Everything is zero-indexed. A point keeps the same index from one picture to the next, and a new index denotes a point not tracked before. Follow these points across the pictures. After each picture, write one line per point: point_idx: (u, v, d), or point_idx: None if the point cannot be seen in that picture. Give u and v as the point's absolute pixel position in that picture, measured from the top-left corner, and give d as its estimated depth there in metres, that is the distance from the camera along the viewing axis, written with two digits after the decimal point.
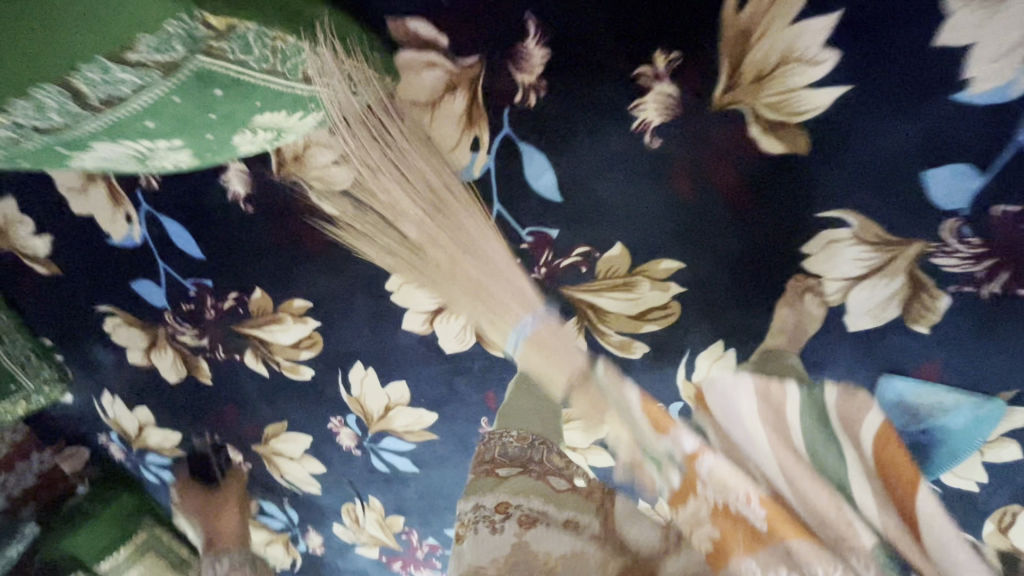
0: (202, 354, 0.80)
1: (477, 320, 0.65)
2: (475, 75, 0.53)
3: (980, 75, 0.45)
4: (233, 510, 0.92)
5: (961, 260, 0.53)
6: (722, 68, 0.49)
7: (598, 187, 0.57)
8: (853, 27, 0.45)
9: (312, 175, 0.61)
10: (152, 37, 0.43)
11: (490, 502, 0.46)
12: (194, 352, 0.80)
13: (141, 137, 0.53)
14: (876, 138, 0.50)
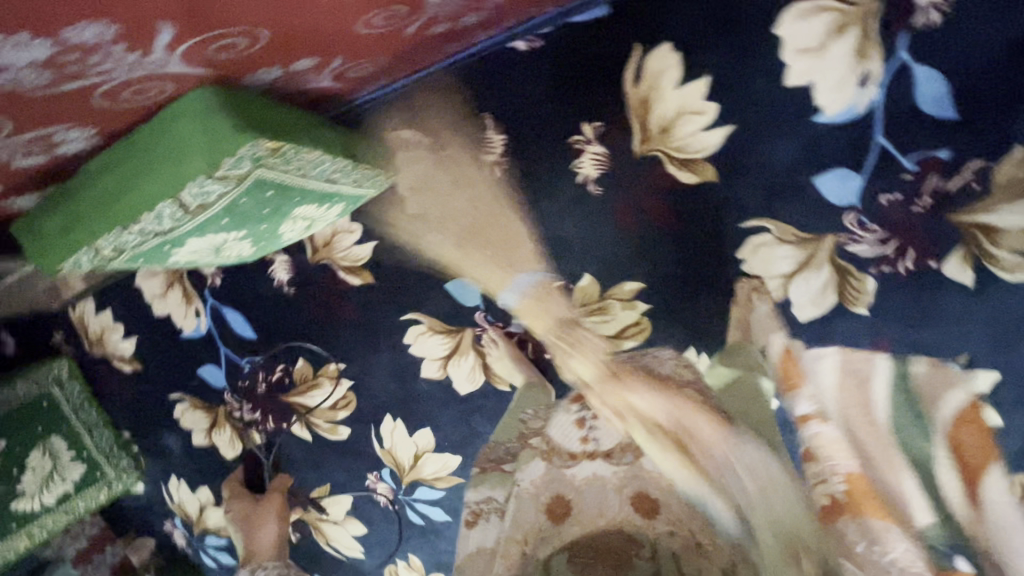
0: (253, 427, 0.90)
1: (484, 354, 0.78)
2: (453, 161, 0.70)
3: (828, 103, 0.60)
4: (273, 521, 0.86)
5: (870, 245, 0.64)
6: (635, 127, 0.64)
7: (562, 230, 0.70)
8: (722, 84, 0.61)
9: (339, 255, 0.79)
10: (229, 160, 0.46)
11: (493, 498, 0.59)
12: (247, 426, 0.91)
13: (216, 231, 0.54)
14: (768, 158, 0.63)
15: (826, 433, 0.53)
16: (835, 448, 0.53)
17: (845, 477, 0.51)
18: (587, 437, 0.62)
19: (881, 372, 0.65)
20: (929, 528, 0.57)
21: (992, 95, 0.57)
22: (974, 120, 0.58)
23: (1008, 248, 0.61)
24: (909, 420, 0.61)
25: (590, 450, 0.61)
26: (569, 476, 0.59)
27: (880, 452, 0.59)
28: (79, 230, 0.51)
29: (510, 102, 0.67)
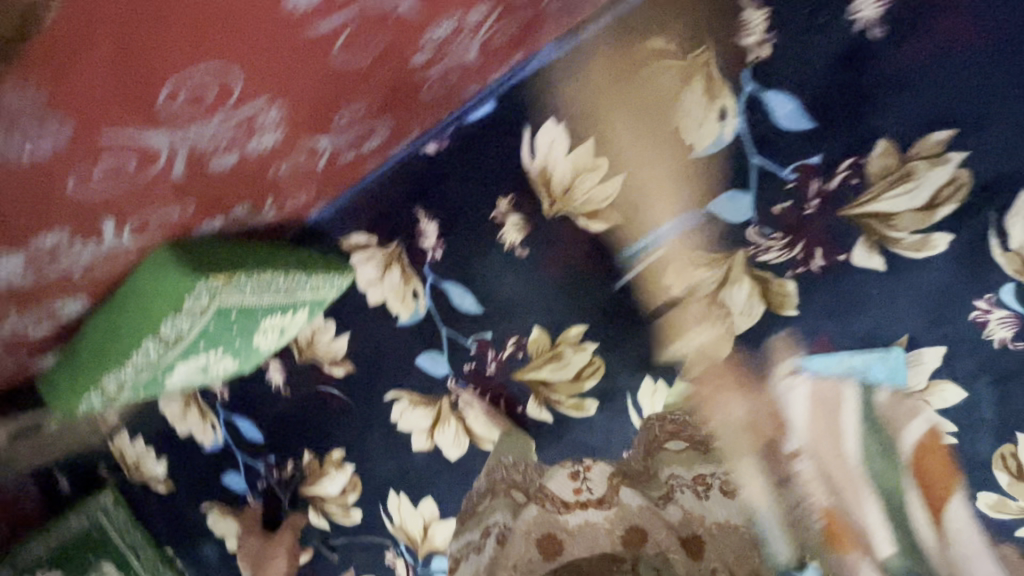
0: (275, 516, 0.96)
1: (463, 416, 0.84)
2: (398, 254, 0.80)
3: (697, 139, 0.68)
4: (281, 558, 0.93)
5: (778, 251, 0.68)
6: (541, 193, 0.73)
7: (505, 292, 0.78)
8: (604, 142, 0.70)
9: (321, 351, 0.88)
10: (190, 298, 0.57)
11: (476, 533, 0.78)
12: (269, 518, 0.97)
13: (198, 353, 0.65)
14: (661, 195, 0.70)
15: (808, 469, 0.64)
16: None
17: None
18: (580, 489, 0.78)
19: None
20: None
21: (839, 101, 0.63)
22: (829, 125, 0.64)
23: (903, 230, 0.65)
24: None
25: (583, 500, 0.77)
26: (564, 521, 0.76)
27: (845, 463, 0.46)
28: (88, 379, 0.62)
29: (433, 194, 0.77)
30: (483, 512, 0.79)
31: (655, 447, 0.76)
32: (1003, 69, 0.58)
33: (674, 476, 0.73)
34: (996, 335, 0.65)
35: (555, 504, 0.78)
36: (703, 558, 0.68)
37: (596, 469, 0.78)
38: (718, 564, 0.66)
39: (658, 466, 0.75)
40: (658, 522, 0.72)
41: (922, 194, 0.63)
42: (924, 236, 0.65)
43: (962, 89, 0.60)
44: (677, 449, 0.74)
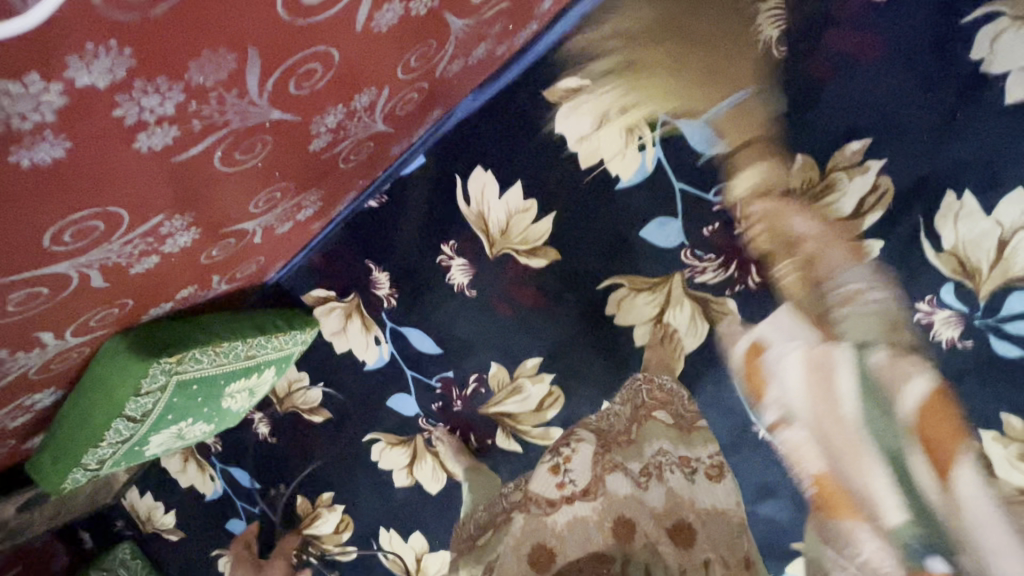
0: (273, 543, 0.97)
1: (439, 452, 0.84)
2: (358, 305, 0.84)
3: (621, 170, 0.69)
4: None
5: (713, 271, 0.69)
6: (481, 235, 0.76)
7: (460, 331, 0.81)
8: (533, 183, 0.72)
9: (300, 401, 0.93)
10: (146, 379, 0.61)
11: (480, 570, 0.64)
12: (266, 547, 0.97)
13: (170, 424, 0.70)
14: (594, 227, 0.72)
15: (792, 438, 0.50)
16: (808, 448, 0.48)
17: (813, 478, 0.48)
18: (564, 481, 0.64)
19: (845, 361, 0.49)
20: (900, 527, 0.43)
21: (749, 123, 0.64)
22: (743, 146, 0.65)
23: (838, 240, 0.63)
24: (878, 421, 0.45)
25: (569, 493, 0.63)
26: (545, 526, 0.65)
27: (839, 444, 0.46)
28: (66, 461, 0.66)
29: (382, 246, 0.80)
30: (485, 545, 0.66)
31: (642, 417, 0.68)
32: (904, 75, 0.59)
33: (661, 451, 0.62)
34: (943, 336, 0.61)
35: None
36: (694, 545, 0.56)
37: (576, 457, 0.65)
38: (712, 553, 0.55)
39: (644, 440, 0.65)
40: (646, 509, 0.59)
41: (846, 204, 0.63)
42: (857, 244, 0.63)
43: (867, 99, 0.61)
44: (665, 420, 0.66)
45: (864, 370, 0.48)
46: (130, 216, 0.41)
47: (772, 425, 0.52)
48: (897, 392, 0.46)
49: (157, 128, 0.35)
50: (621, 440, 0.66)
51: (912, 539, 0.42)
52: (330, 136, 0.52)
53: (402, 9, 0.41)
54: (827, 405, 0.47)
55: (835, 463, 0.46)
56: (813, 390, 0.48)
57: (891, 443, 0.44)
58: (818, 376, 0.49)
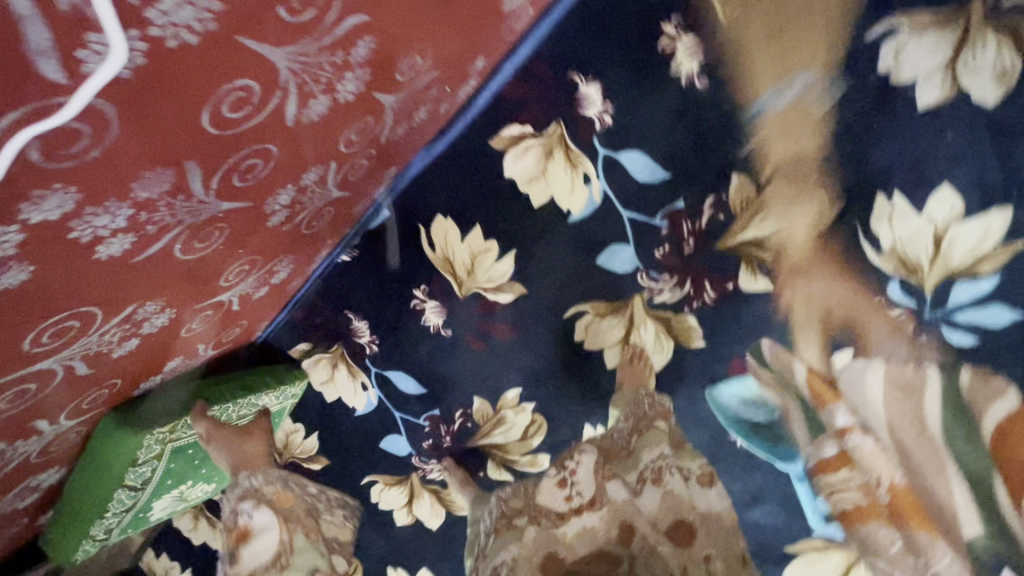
0: None
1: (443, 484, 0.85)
2: (343, 354, 0.87)
3: (572, 205, 0.73)
4: None
5: (669, 291, 0.73)
6: (450, 277, 0.80)
7: (442, 369, 0.84)
8: (490, 224, 0.76)
9: (298, 451, 0.94)
10: (142, 449, 0.66)
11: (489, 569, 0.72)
12: None
13: (171, 488, 0.73)
14: (553, 260, 0.76)
15: (866, 445, 0.59)
16: (887, 461, 0.57)
17: (889, 487, 0.57)
18: (571, 495, 0.75)
19: (933, 385, 0.55)
20: (976, 541, 0.51)
21: (681, 150, 0.68)
22: (679, 173, 0.69)
23: (778, 252, 0.66)
24: (964, 445, 0.53)
25: (578, 504, 0.73)
26: (561, 535, 0.72)
27: (923, 455, 0.55)
28: (75, 533, 0.70)
29: (359, 297, 0.84)
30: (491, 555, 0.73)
31: (643, 428, 0.74)
32: (826, 91, 0.62)
33: (660, 457, 0.71)
34: None
35: (550, 516, 0.74)
36: (694, 544, 0.65)
37: (580, 471, 0.76)
38: (713, 551, 0.64)
39: (641, 449, 0.73)
40: (643, 515, 0.69)
41: (787, 215, 0.65)
42: (798, 253, 0.64)
43: (789, 117, 0.63)
44: (665, 430, 0.72)
45: (951, 390, 0.54)
46: (102, 309, 0.46)
47: (840, 431, 0.60)
48: (983, 405, 0.52)
49: (114, 238, 0.40)
50: (621, 452, 0.74)
51: (989, 556, 0.51)
52: (286, 210, 0.57)
53: (330, 100, 0.45)
54: (911, 428, 0.56)
55: (913, 477, 0.56)
56: (892, 403, 0.58)
57: (987, 476, 0.51)
58: (901, 393, 0.57)
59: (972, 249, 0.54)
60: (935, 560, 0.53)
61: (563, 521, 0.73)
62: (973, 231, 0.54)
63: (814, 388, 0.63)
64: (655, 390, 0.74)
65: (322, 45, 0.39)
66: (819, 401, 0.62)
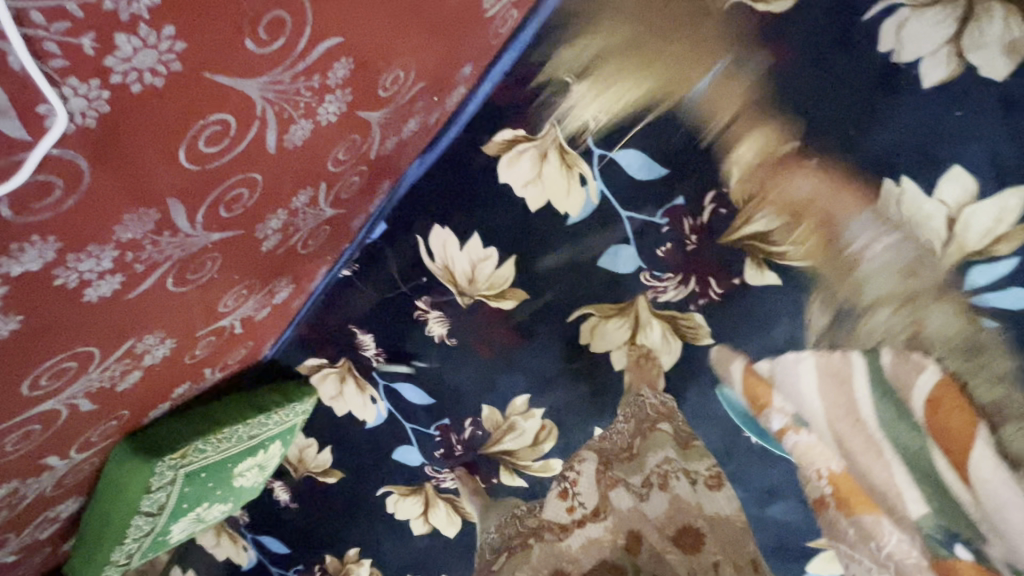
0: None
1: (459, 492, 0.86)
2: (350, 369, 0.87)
3: (570, 207, 0.72)
4: None
5: (673, 290, 0.71)
6: (451, 286, 0.79)
7: (449, 379, 0.83)
8: (489, 231, 0.75)
9: (311, 465, 0.94)
10: (154, 476, 0.66)
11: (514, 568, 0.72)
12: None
13: (187, 510, 0.74)
14: (554, 264, 0.74)
15: (803, 440, 0.65)
16: (819, 451, 0.64)
17: (829, 478, 0.64)
18: (574, 506, 0.74)
19: (858, 364, 0.63)
20: (923, 519, 0.58)
21: (678, 145, 0.66)
22: (677, 168, 0.67)
23: (787, 242, 0.65)
24: (904, 433, 0.60)
25: (582, 515, 0.73)
26: (566, 549, 0.71)
27: (861, 445, 0.62)
28: (98, 559, 0.71)
29: (362, 310, 0.84)
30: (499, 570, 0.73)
31: (646, 430, 0.74)
32: (824, 77, 0.60)
33: (665, 460, 0.71)
34: None
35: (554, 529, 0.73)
36: (703, 550, 0.66)
37: (583, 480, 0.76)
38: (722, 557, 0.66)
39: (646, 452, 0.73)
40: (650, 523, 0.69)
41: (791, 206, 0.64)
42: (809, 242, 0.64)
43: (790, 106, 0.62)
44: (668, 431, 0.73)
45: (878, 372, 0.61)
46: (100, 349, 0.46)
47: (778, 433, 0.66)
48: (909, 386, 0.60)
49: (102, 280, 0.42)
50: (621, 455, 0.75)
51: (936, 531, 0.58)
52: (279, 233, 0.57)
53: (311, 123, 0.46)
54: (847, 419, 0.63)
55: (853, 461, 0.62)
56: (826, 394, 0.64)
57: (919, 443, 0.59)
58: (832, 380, 0.64)
59: (988, 229, 0.56)
60: (884, 542, 0.60)
61: (568, 533, 0.72)
62: (987, 211, 0.56)
63: (749, 384, 0.69)
64: (663, 391, 0.74)
65: (295, 72, 0.41)
66: (759, 409, 0.68)
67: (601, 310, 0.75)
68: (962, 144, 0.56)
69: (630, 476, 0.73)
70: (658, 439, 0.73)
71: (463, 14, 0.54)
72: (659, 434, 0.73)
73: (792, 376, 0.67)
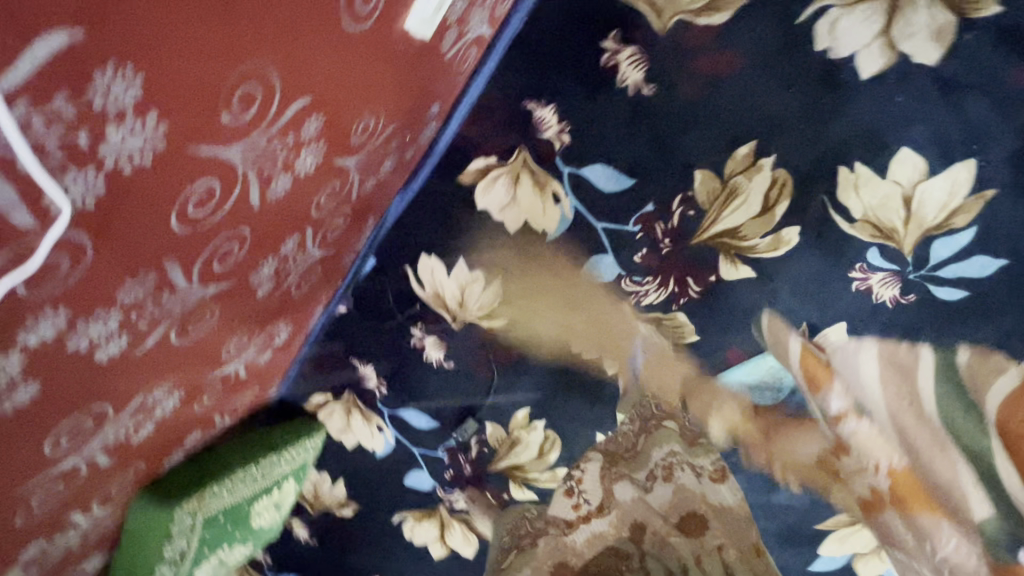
0: None
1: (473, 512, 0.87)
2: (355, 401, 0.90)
3: (547, 224, 0.75)
4: None
5: (654, 292, 0.74)
6: (444, 311, 0.82)
7: (452, 401, 0.86)
8: (473, 254, 0.78)
9: (326, 500, 0.95)
10: (175, 523, 0.68)
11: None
12: None
13: (210, 557, 0.75)
14: (539, 280, 0.77)
15: (863, 429, 0.62)
16: (885, 445, 0.59)
17: (890, 471, 0.59)
18: (578, 502, 0.68)
19: (927, 361, 0.62)
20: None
21: (642, 156, 0.70)
22: (644, 178, 0.70)
23: (755, 236, 0.68)
24: (955, 404, 0.57)
25: (585, 513, 0.66)
26: (571, 543, 0.65)
27: (925, 442, 0.57)
28: None
29: (360, 343, 0.87)
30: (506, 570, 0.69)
31: (651, 428, 0.72)
32: (770, 79, 0.64)
33: (670, 453, 0.67)
34: (886, 296, 0.65)
35: (560, 526, 0.68)
36: (705, 534, 0.59)
37: (587, 475, 0.71)
38: (725, 540, 0.58)
39: (651, 448, 0.70)
40: (653, 512, 0.62)
41: (754, 202, 0.67)
42: (775, 234, 0.67)
43: (742, 108, 0.65)
44: (674, 428, 0.71)
45: (950, 370, 0.60)
46: (114, 407, 0.48)
47: (837, 417, 0.64)
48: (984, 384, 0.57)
49: (109, 341, 0.41)
50: (624, 454, 0.71)
51: (999, 534, 0.50)
52: (272, 280, 0.60)
53: (291, 178, 0.48)
54: (905, 407, 0.59)
55: (918, 458, 0.57)
56: (887, 383, 0.62)
57: (983, 443, 0.53)
58: (896, 371, 0.63)
59: (943, 204, 0.60)
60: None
61: (575, 527, 0.66)
62: (940, 186, 0.60)
63: (807, 367, 0.67)
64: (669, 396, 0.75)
65: (273, 133, 0.41)
66: (819, 392, 0.66)
67: (589, 319, 0.77)
68: (905, 126, 0.60)
69: (636, 470, 0.68)
70: (664, 436, 0.70)
71: (427, 59, 0.57)
72: (669, 430, 0.71)
73: (853, 364, 0.65)
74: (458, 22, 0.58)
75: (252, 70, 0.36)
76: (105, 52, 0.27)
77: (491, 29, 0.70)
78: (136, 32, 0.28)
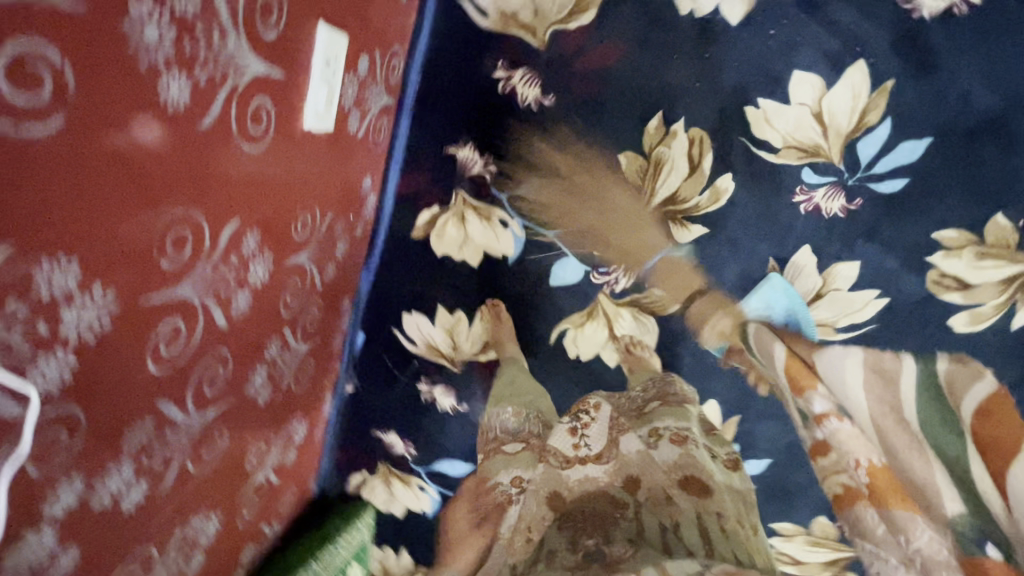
0: None
1: None
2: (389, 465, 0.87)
3: (505, 248, 0.78)
4: None
5: (622, 277, 0.77)
6: (441, 358, 0.83)
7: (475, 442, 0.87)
8: (449, 298, 0.81)
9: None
10: None
11: (508, 478, 0.70)
12: None
13: None
14: (516, 301, 0.80)
15: (844, 429, 0.48)
16: (862, 441, 0.47)
17: (865, 470, 0.45)
18: (580, 444, 0.73)
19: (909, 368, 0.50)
20: (957, 516, 0.39)
21: (567, 159, 0.74)
22: (576, 178, 0.74)
23: (693, 195, 0.71)
24: (938, 416, 0.42)
25: (583, 455, 0.72)
26: (563, 477, 0.70)
27: (902, 444, 0.43)
28: None
29: (372, 418, 0.87)
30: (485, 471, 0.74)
31: (664, 395, 0.72)
32: (652, 54, 0.69)
33: (682, 424, 0.65)
34: (835, 209, 0.69)
35: (557, 458, 0.72)
36: (709, 495, 0.58)
37: (594, 425, 0.75)
38: (725, 508, 0.57)
39: (654, 416, 0.70)
40: (658, 468, 0.64)
41: (681, 164, 0.71)
42: (710, 188, 0.71)
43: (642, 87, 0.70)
44: (695, 412, 0.68)
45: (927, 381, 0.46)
46: (156, 550, 0.50)
47: (818, 419, 0.51)
48: (963, 392, 0.42)
49: (130, 490, 0.44)
50: (633, 413, 0.73)
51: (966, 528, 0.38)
52: (268, 384, 0.64)
53: (250, 291, 0.53)
54: (886, 412, 0.46)
55: (892, 454, 0.44)
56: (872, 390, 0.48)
57: (957, 448, 0.39)
58: (880, 380, 0.49)
59: (851, 109, 0.66)
60: (913, 538, 0.41)
61: (567, 465, 0.71)
62: (843, 94, 0.66)
63: (788, 370, 0.57)
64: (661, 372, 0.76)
65: (217, 261, 0.46)
66: (798, 391, 0.55)
67: (576, 320, 0.79)
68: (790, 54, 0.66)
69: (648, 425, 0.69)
70: (679, 410, 0.68)
71: (340, 147, 0.62)
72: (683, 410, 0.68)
73: (835, 364, 0.54)
74: (357, 103, 0.63)
75: (187, 217, 0.41)
76: (59, 247, 0.31)
77: (393, 99, 0.73)
78: (69, 229, 0.31)
